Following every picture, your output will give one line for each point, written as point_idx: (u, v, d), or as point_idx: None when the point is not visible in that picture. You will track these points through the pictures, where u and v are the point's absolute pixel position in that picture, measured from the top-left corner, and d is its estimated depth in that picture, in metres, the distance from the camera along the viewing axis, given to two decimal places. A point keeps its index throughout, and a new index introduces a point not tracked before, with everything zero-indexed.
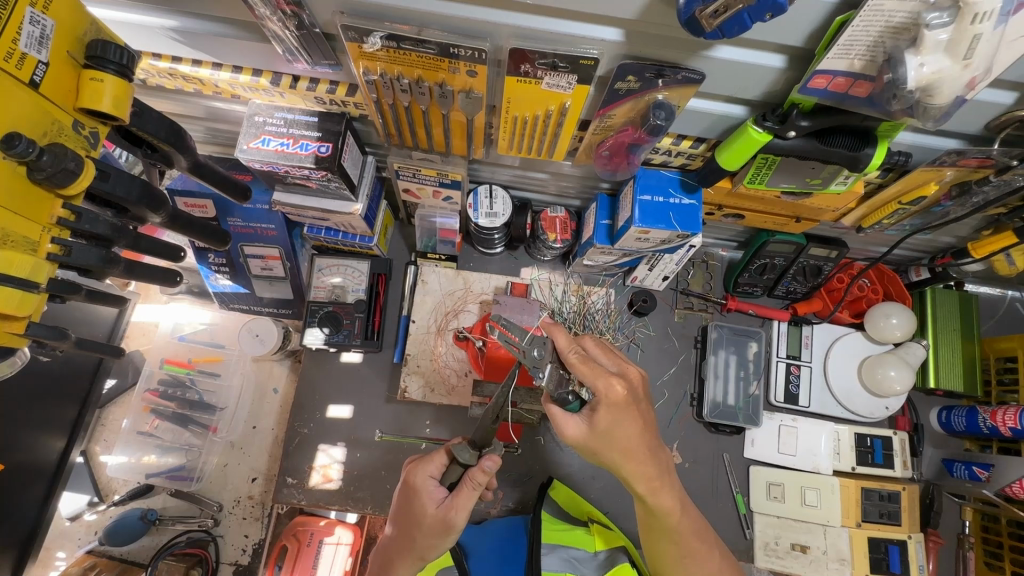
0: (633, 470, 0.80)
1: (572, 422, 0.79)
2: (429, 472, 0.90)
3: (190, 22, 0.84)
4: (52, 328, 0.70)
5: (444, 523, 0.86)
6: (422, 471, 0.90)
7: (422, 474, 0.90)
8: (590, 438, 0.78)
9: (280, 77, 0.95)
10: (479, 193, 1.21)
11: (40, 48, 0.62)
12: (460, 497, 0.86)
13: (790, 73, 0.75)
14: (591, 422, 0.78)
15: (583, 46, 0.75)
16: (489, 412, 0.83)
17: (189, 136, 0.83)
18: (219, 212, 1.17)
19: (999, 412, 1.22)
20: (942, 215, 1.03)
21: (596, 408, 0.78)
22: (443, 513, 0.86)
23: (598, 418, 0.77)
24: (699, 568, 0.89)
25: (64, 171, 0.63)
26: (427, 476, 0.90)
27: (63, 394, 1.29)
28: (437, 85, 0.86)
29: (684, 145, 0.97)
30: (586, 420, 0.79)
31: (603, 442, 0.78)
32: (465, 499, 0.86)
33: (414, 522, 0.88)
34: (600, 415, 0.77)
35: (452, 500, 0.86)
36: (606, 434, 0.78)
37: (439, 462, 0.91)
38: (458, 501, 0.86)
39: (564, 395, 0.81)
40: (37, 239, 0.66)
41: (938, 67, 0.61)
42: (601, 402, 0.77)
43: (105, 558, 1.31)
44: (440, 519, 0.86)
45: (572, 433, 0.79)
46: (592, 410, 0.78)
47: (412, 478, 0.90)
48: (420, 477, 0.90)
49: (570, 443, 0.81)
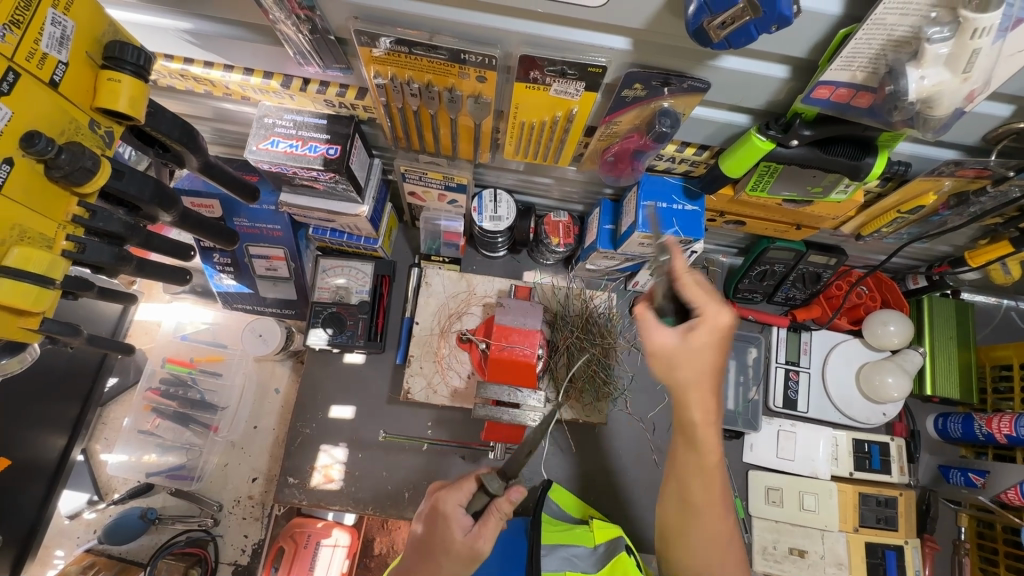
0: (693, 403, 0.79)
1: (662, 330, 0.80)
2: (457, 500, 0.89)
3: (205, 25, 0.86)
4: (66, 324, 0.71)
5: (472, 553, 0.86)
6: (451, 499, 0.89)
7: (451, 502, 0.89)
8: (680, 351, 0.78)
9: (290, 80, 0.96)
10: (484, 197, 1.23)
11: (61, 49, 0.64)
12: (487, 526, 0.87)
13: (793, 84, 0.76)
14: (685, 336, 0.78)
15: (592, 54, 0.76)
16: (525, 447, 0.89)
17: (201, 136, 0.84)
18: (226, 212, 1.18)
19: (994, 419, 1.23)
20: (940, 224, 1.05)
21: (695, 327, 0.78)
22: (472, 543, 0.86)
23: (697, 335, 0.78)
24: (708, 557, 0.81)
25: (82, 169, 0.64)
26: (456, 504, 0.89)
27: (66, 392, 1.29)
28: (446, 90, 0.87)
29: (688, 152, 0.98)
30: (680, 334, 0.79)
31: (686, 361, 0.78)
32: (492, 529, 0.87)
33: (440, 550, 0.86)
34: (699, 333, 0.78)
35: (479, 529, 0.87)
36: (699, 351, 0.78)
37: (467, 491, 0.91)
38: (485, 530, 0.87)
39: (660, 308, 0.84)
40: (53, 237, 0.67)
41: (938, 80, 0.63)
42: (703, 323, 0.78)
43: (105, 556, 1.31)
44: (468, 548, 0.86)
45: (660, 342, 0.80)
46: (689, 328, 0.79)
47: (438, 505, 0.90)
48: (449, 505, 0.89)
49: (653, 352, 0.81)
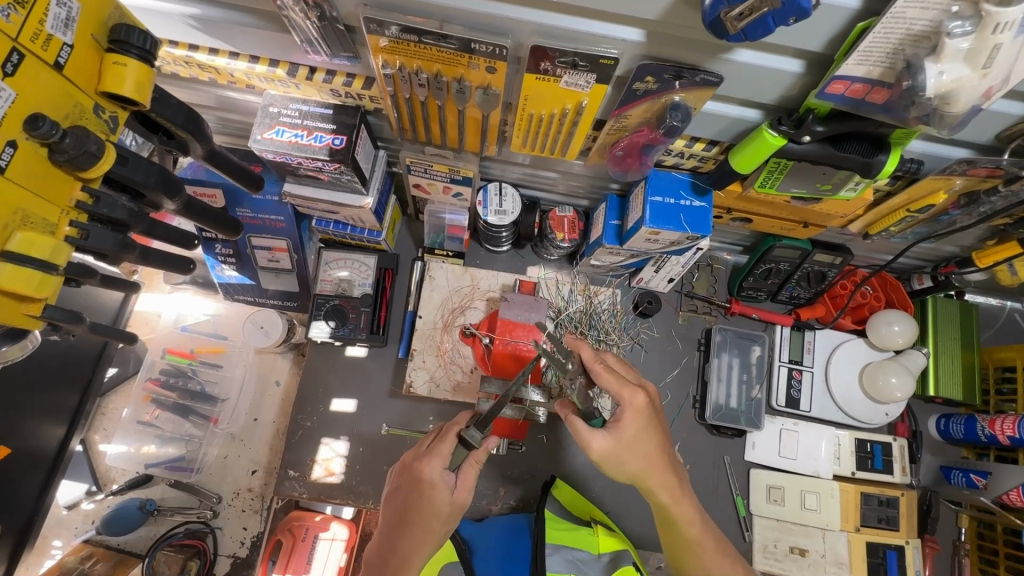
0: (655, 478, 0.86)
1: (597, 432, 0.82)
2: (439, 465, 0.88)
3: (211, 10, 0.84)
4: (68, 311, 0.70)
5: (458, 507, 0.88)
6: (435, 466, 0.88)
7: (434, 468, 0.88)
8: (615, 450, 0.82)
9: (296, 68, 0.95)
10: (489, 190, 1.22)
11: (66, 30, 0.62)
12: (467, 477, 0.90)
13: (807, 78, 0.76)
14: (618, 432, 0.82)
15: (604, 46, 0.75)
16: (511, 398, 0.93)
17: (207, 124, 0.83)
18: (229, 201, 1.17)
19: (997, 420, 1.23)
20: (949, 223, 1.04)
21: (622, 417, 0.83)
22: (458, 498, 0.88)
23: (625, 427, 0.83)
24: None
25: (86, 153, 0.63)
26: (440, 470, 0.88)
27: (66, 382, 1.27)
28: (455, 81, 0.86)
29: (697, 147, 0.97)
30: (612, 432, 0.83)
31: (628, 452, 0.83)
32: (471, 478, 0.90)
33: (428, 515, 0.86)
34: (627, 423, 0.83)
35: (461, 482, 0.89)
36: (631, 444, 0.83)
37: (447, 452, 0.89)
38: (466, 481, 0.89)
39: (589, 410, 0.90)
40: (56, 222, 0.66)
41: (957, 76, 0.62)
42: (626, 410, 0.84)
43: (103, 548, 1.31)
44: (455, 504, 0.88)
45: (598, 447, 0.82)
46: (617, 420, 0.83)
47: (422, 473, 0.87)
48: (434, 471, 0.87)
49: (593, 457, 0.83)
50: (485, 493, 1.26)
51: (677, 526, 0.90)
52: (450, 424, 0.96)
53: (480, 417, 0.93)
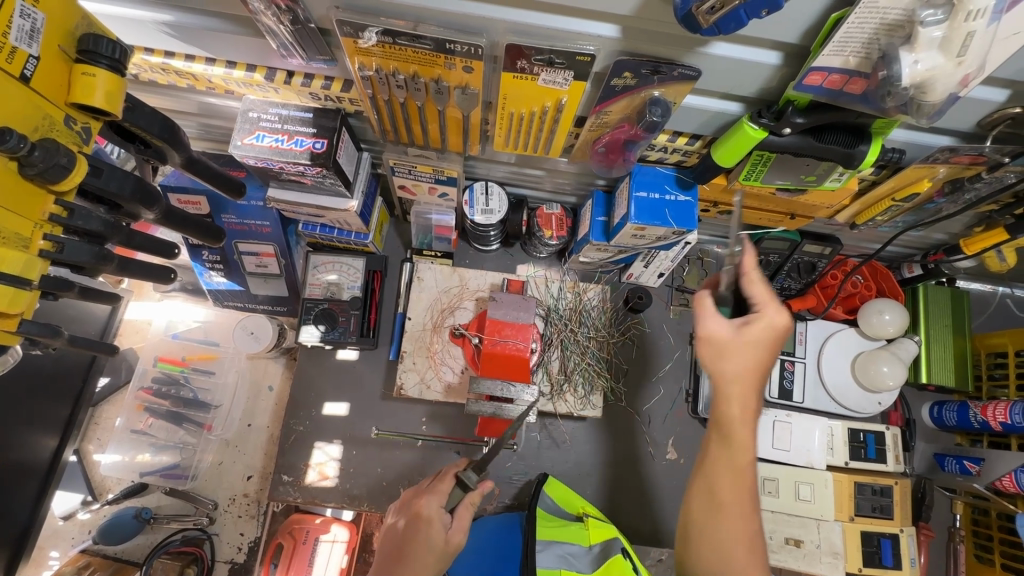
0: (732, 407, 0.74)
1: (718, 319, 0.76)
2: (437, 502, 0.90)
3: (184, 17, 0.83)
4: (47, 326, 0.70)
5: (452, 547, 0.87)
6: (433, 502, 0.89)
7: (432, 504, 0.89)
8: (727, 343, 0.74)
9: (274, 72, 0.94)
10: (475, 189, 1.21)
11: (31, 42, 0.62)
12: (461, 519, 0.91)
13: (786, 70, 0.75)
14: (740, 329, 0.74)
15: (580, 42, 0.75)
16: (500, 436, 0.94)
17: (184, 132, 0.82)
18: (213, 208, 1.16)
19: (989, 407, 1.23)
20: (935, 212, 1.04)
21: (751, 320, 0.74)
22: (453, 537, 0.87)
23: (750, 327, 0.74)
24: None
25: (56, 166, 0.63)
26: (438, 507, 0.89)
27: (57, 393, 1.26)
28: (433, 81, 0.85)
29: (680, 142, 0.96)
30: (738, 325, 0.75)
31: (734, 355, 0.74)
32: (465, 523, 0.91)
33: (424, 551, 0.84)
34: (754, 326, 0.73)
35: (456, 523, 0.89)
36: (745, 348, 0.74)
37: (445, 490, 0.92)
38: (462, 522, 0.90)
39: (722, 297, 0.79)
40: (29, 236, 0.65)
41: (933, 64, 0.62)
42: (760, 318, 0.74)
43: (100, 557, 1.31)
44: (450, 543, 0.86)
45: (712, 330, 0.76)
46: (745, 321, 0.74)
47: (420, 509, 0.88)
48: (432, 508, 0.88)
49: (700, 340, 0.77)
50: (480, 494, 1.26)
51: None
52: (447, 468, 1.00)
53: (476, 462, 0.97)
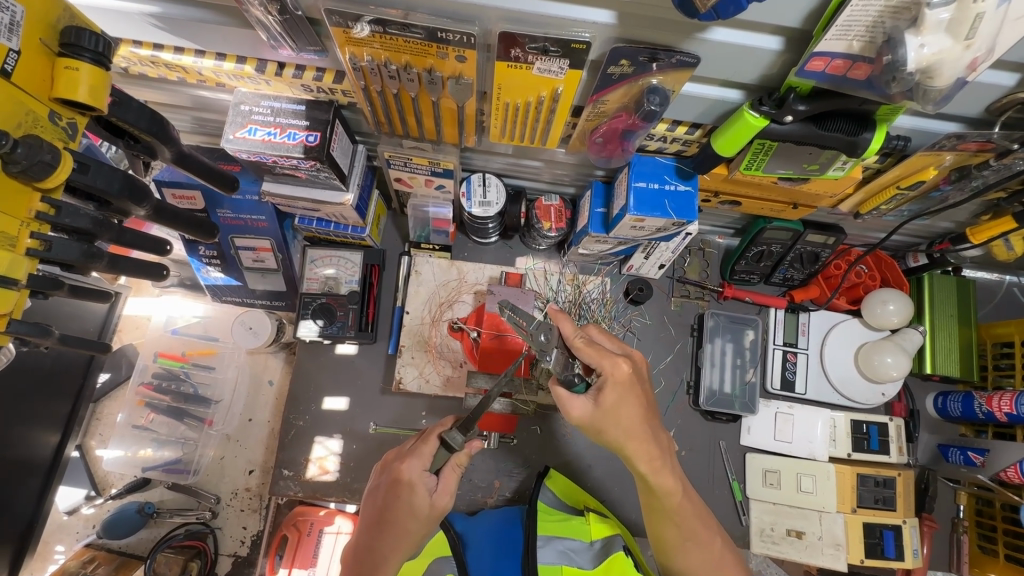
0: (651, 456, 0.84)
1: (580, 402, 0.82)
2: (419, 466, 0.86)
3: (170, 7, 0.82)
4: (35, 325, 0.69)
5: (437, 511, 0.86)
6: (414, 466, 0.86)
7: (413, 469, 0.86)
8: (596, 416, 0.82)
9: (265, 64, 0.92)
10: (472, 181, 1.19)
11: (10, 36, 0.61)
12: (448, 481, 0.88)
13: (787, 56, 0.73)
14: (598, 400, 0.82)
15: (575, 29, 0.73)
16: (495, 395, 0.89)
17: (172, 126, 0.81)
18: (208, 203, 1.15)
19: (994, 398, 1.21)
20: (941, 200, 1.02)
21: (603, 386, 0.82)
22: (438, 502, 0.86)
23: (604, 396, 0.82)
24: (708, 559, 0.91)
25: (40, 163, 0.62)
26: (420, 471, 0.86)
27: (55, 390, 1.25)
28: (425, 71, 0.83)
29: (679, 131, 0.94)
30: (592, 399, 0.82)
31: (610, 421, 0.82)
32: (452, 482, 0.88)
33: (407, 517, 0.84)
34: (607, 392, 0.81)
35: (441, 485, 0.87)
36: (613, 411, 0.82)
37: (428, 453, 0.88)
38: (446, 484, 0.87)
39: (570, 378, 0.85)
40: (16, 235, 0.65)
41: (939, 48, 0.60)
42: (607, 380, 0.82)
43: (104, 551, 1.32)
44: (434, 508, 0.85)
45: (578, 413, 0.82)
46: (598, 390, 0.82)
47: (401, 473, 0.86)
48: (414, 472, 0.85)
49: (574, 423, 0.84)
50: (480, 487, 1.26)
51: (666, 512, 0.89)
52: (433, 426, 0.95)
53: (464, 420, 0.91)
